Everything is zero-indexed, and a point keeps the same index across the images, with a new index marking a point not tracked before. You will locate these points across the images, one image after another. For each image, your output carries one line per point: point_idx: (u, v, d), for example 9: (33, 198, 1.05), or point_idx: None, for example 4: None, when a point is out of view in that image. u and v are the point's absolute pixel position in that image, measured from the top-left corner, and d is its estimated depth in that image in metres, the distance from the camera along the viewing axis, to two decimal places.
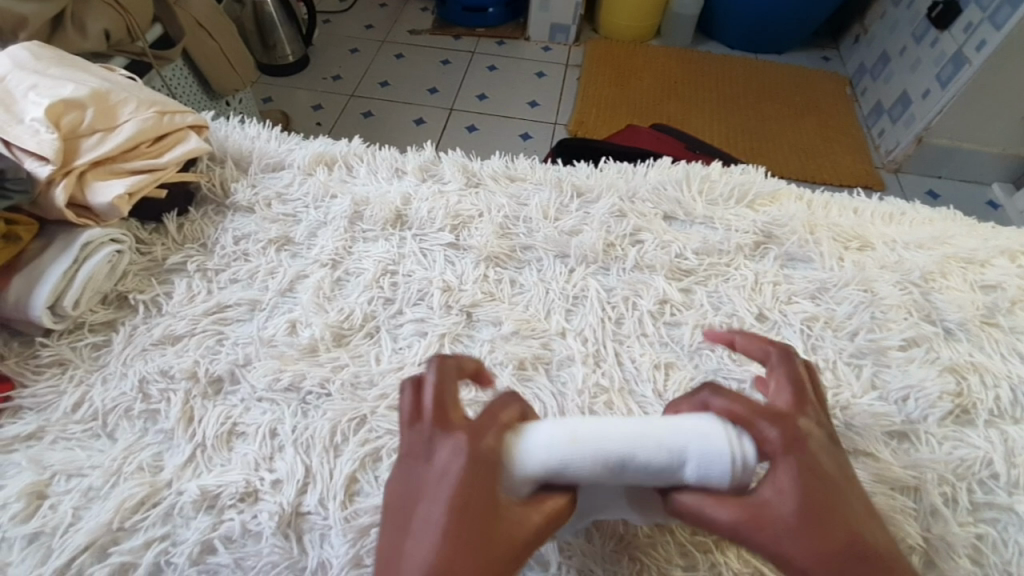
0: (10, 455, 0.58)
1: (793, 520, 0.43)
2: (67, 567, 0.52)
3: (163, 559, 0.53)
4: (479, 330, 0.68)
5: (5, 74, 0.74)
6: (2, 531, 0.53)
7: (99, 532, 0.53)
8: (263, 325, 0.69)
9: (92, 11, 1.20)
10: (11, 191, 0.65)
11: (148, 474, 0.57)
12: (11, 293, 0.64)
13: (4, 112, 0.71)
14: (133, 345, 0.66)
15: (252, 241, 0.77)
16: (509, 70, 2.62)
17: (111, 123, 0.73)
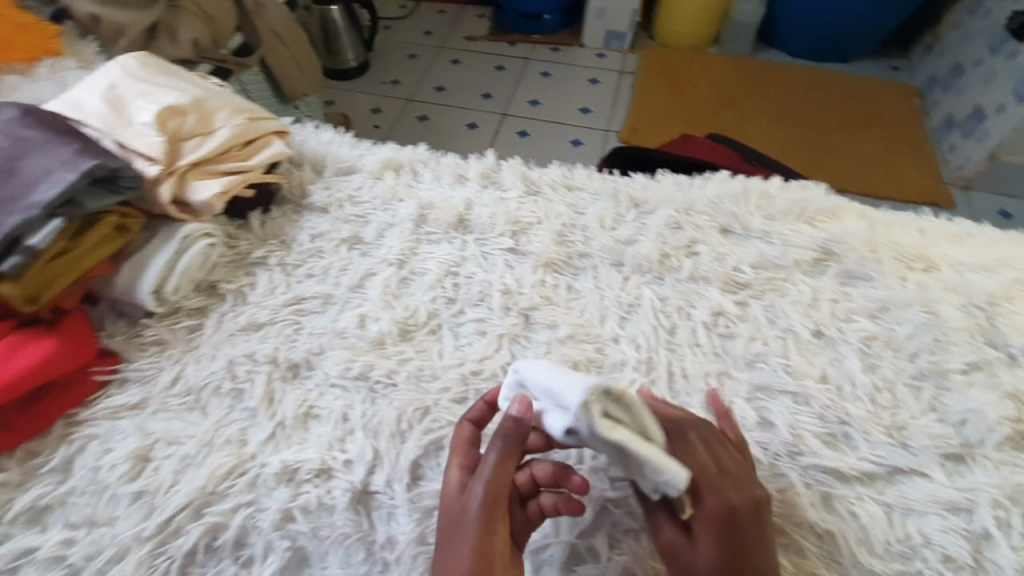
0: (119, 421, 0.65)
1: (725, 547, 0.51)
2: (165, 524, 0.58)
3: (249, 523, 0.58)
4: (535, 332, 0.72)
5: (118, 79, 0.83)
6: (113, 487, 0.60)
7: (195, 495, 0.59)
8: (336, 317, 0.76)
9: (183, 21, 1.30)
10: (124, 188, 0.73)
11: (236, 447, 0.63)
12: (121, 278, 0.72)
13: (118, 114, 0.79)
14: (223, 330, 0.74)
15: (327, 240, 0.83)
16: (562, 77, 2.66)
17: (209, 128, 0.81)
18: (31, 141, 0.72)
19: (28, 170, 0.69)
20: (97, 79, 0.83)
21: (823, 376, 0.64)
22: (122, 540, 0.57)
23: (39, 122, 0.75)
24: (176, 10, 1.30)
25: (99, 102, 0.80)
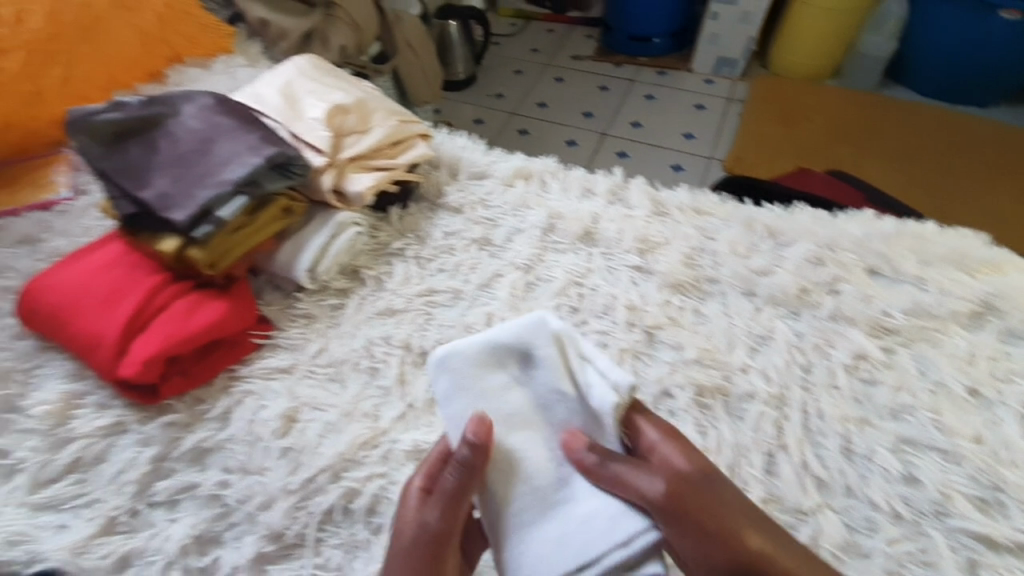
0: (271, 382, 0.72)
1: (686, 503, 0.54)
2: (309, 481, 0.63)
3: (382, 493, 0.62)
4: (659, 350, 0.73)
5: (293, 77, 0.92)
6: (265, 440, 0.66)
7: (335, 459, 0.64)
8: (464, 312, 0.80)
9: (335, 29, 1.40)
10: (293, 174, 0.80)
11: (370, 420, 0.68)
12: (281, 254, 0.80)
13: (290, 107, 0.87)
14: (362, 312, 0.80)
15: (459, 238, 0.88)
16: (667, 101, 2.64)
17: (366, 127, 0.88)
18: (222, 127, 0.81)
19: (218, 153, 0.77)
20: (276, 75, 0.93)
21: (979, 437, 0.61)
22: (270, 489, 0.63)
23: (229, 109, 0.84)
24: (331, 19, 1.40)
25: (277, 96, 0.89)
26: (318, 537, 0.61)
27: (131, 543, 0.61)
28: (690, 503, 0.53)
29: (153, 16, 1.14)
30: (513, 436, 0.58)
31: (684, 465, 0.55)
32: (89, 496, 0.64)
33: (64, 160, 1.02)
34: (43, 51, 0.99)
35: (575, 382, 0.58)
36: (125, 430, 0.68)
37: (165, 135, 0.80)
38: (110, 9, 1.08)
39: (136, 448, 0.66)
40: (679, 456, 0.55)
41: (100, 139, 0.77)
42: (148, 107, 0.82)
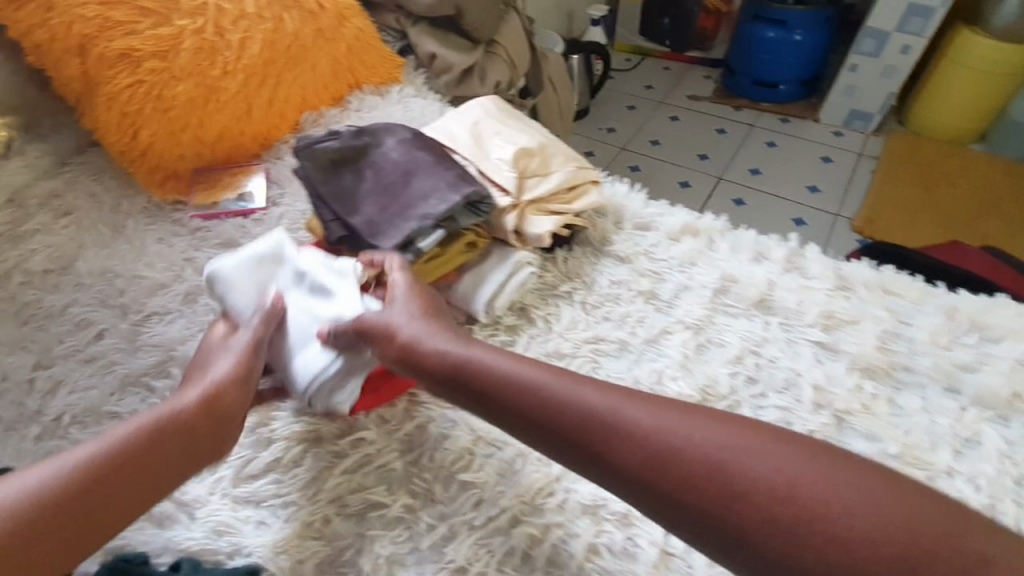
0: (449, 412, 0.76)
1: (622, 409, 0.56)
2: (493, 520, 0.66)
3: (561, 544, 0.64)
4: (849, 438, 0.69)
5: (480, 117, 0.97)
6: (454, 471, 0.70)
7: (516, 503, 0.67)
8: (632, 366, 0.79)
9: (492, 66, 1.47)
10: (482, 212, 0.84)
11: (543, 465, 0.70)
12: (461, 286, 0.84)
13: (478, 147, 0.92)
14: (530, 352, 0.82)
15: (625, 288, 0.88)
16: (789, 150, 2.54)
17: (547, 171, 0.91)
18: (421, 161, 0.86)
19: (418, 186, 0.83)
20: (465, 113, 0.98)
21: None
22: (453, 520, 0.66)
23: (426, 144, 0.89)
24: (489, 57, 1.48)
25: (466, 135, 0.94)
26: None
27: (323, 551, 0.64)
28: (674, 456, 0.52)
29: (344, 46, 1.23)
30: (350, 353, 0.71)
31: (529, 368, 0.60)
32: (286, 498, 0.69)
33: (255, 173, 1.12)
34: (258, 73, 1.11)
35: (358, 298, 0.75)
36: (319, 438, 0.74)
37: (371, 165, 0.86)
38: (314, 39, 1.18)
39: (329, 459, 0.72)
40: (619, 399, 0.56)
41: (319, 164, 0.84)
42: (358, 137, 0.89)
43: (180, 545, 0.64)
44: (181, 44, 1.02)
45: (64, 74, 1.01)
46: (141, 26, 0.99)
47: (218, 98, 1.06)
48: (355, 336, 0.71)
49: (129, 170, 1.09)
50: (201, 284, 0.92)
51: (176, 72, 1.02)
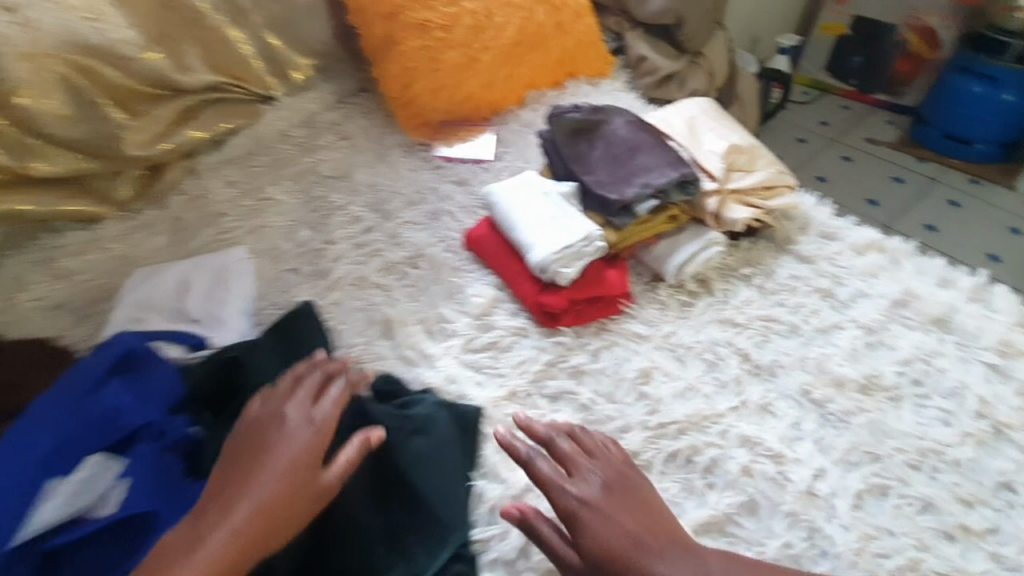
0: (634, 342, 0.91)
1: (673, 542, 0.63)
2: (663, 426, 0.81)
3: (717, 460, 0.78)
4: (1004, 447, 0.79)
5: (698, 113, 1.13)
6: (633, 385, 0.85)
7: (684, 419, 0.81)
8: (801, 346, 0.90)
9: (693, 75, 1.60)
10: (689, 192, 0.98)
11: (709, 401, 0.84)
12: (657, 249, 0.99)
13: (695, 137, 1.08)
14: (707, 314, 0.95)
15: (803, 283, 0.98)
16: (973, 211, 2.34)
17: (751, 169, 1.05)
18: (645, 140, 1.02)
19: (642, 160, 0.99)
20: (683, 108, 1.14)
21: None
22: (628, 419, 0.81)
23: (651, 127, 1.06)
24: (693, 67, 1.61)
25: (684, 124, 1.09)
26: (662, 469, 0.77)
27: (527, 415, 0.83)
28: None
29: (574, 39, 1.43)
30: (549, 238, 0.93)
31: (597, 497, 0.67)
32: (501, 371, 0.89)
33: (486, 132, 1.36)
34: (508, 53, 1.33)
35: (565, 203, 0.98)
36: (527, 335, 0.93)
37: (603, 137, 1.04)
38: (553, 30, 1.38)
39: (535, 352, 0.90)
40: None
41: (564, 130, 1.04)
42: (595, 113, 1.07)
43: (423, 381, 0.87)
44: (460, 22, 1.27)
45: (370, 31, 1.28)
46: (436, 4, 1.25)
47: (475, 68, 1.30)
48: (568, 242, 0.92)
49: (394, 113, 1.37)
50: (443, 207, 1.16)
51: (452, 43, 1.27)
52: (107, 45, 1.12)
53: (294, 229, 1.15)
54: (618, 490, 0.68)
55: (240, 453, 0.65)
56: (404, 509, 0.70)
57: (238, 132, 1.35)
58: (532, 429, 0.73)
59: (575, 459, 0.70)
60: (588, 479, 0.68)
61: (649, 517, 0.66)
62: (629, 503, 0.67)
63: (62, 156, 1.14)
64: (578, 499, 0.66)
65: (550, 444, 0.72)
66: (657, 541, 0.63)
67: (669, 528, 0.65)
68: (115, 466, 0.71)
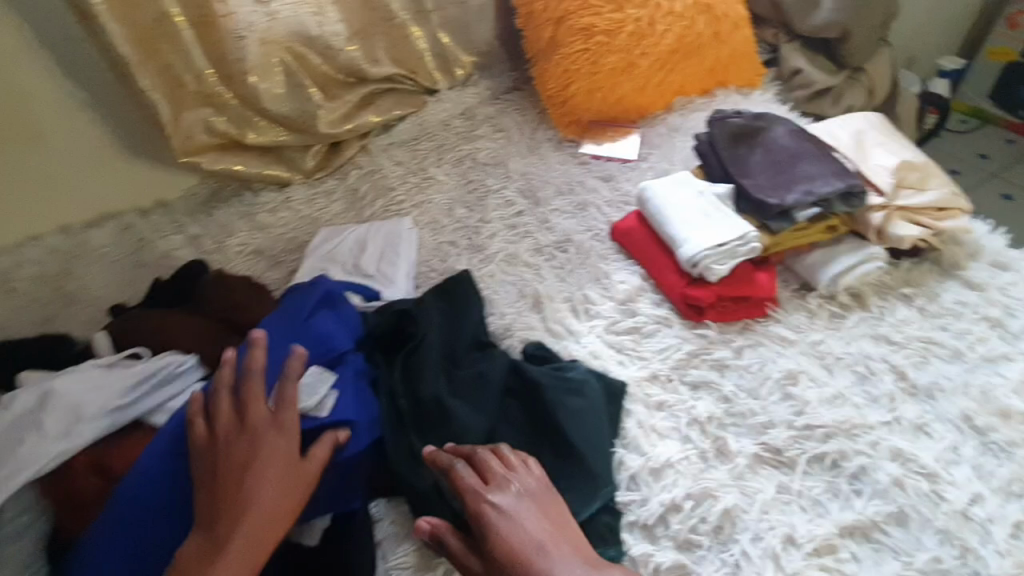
0: (780, 345, 0.92)
1: (581, 559, 0.65)
2: (808, 428, 0.82)
3: (866, 469, 0.78)
4: None
5: (865, 128, 1.11)
6: (778, 385, 0.87)
7: (832, 423, 0.82)
8: (963, 372, 0.88)
9: (850, 90, 1.56)
10: (852, 204, 0.97)
11: (858, 411, 0.84)
12: (811, 258, 0.99)
13: (860, 151, 1.07)
14: (859, 328, 0.94)
15: (969, 310, 0.95)
16: None
17: (922, 187, 1.01)
18: (808, 150, 1.03)
19: (805, 168, 1.00)
20: (848, 121, 1.12)
21: None
22: (773, 416, 0.83)
23: (815, 138, 1.06)
24: (851, 83, 1.57)
25: (849, 138, 1.08)
26: (806, 469, 0.79)
27: (668, 398, 0.87)
28: None
29: (730, 49, 1.44)
30: (706, 234, 0.96)
31: (517, 513, 0.67)
32: (642, 354, 0.93)
33: (632, 134, 1.41)
34: (664, 60, 1.38)
35: (720, 202, 1.01)
36: (670, 325, 0.96)
37: (763, 143, 1.05)
38: (710, 39, 1.41)
39: (678, 341, 0.94)
40: None
41: (726, 134, 1.07)
42: (757, 120, 1.09)
43: (570, 353, 0.94)
44: (623, 28, 1.33)
45: (538, 34, 1.37)
46: (603, 10, 1.33)
47: (631, 72, 1.36)
48: (724, 239, 0.95)
49: (547, 110, 1.46)
50: (590, 200, 1.23)
51: (613, 48, 1.34)
52: (321, 37, 1.28)
53: (453, 207, 1.27)
54: (540, 509, 0.69)
55: (223, 485, 0.69)
56: (555, 458, 0.77)
57: (406, 119, 1.50)
58: (469, 454, 0.74)
59: (499, 476, 0.71)
60: (506, 489, 0.69)
61: (562, 531, 0.67)
62: (546, 521, 0.68)
63: (270, 129, 1.33)
64: (495, 516, 0.67)
65: (481, 465, 0.72)
66: (566, 554, 0.65)
67: (578, 546, 0.66)
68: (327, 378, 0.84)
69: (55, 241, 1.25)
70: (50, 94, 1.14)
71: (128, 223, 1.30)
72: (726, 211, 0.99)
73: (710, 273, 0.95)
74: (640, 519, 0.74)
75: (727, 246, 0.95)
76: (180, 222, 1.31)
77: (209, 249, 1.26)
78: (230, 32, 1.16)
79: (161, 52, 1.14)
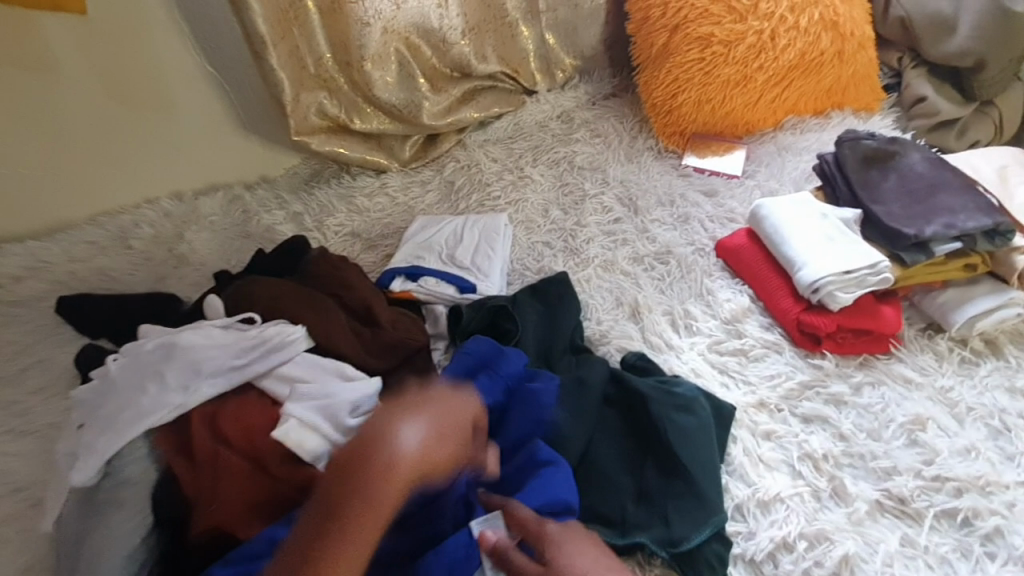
0: (903, 386, 0.85)
1: None
2: (936, 479, 0.75)
3: (1001, 531, 0.70)
4: None
5: (1011, 162, 1.02)
6: (900, 429, 0.80)
7: (964, 478, 0.74)
8: None
9: (978, 124, 1.42)
10: (995, 241, 0.90)
11: (993, 467, 0.75)
12: (942, 296, 0.92)
13: (1004, 188, 0.98)
14: (995, 378, 0.85)
15: None
16: None
17: None
18: (948, 180, 0.95)
19: (945, 199, 0.92)
20: (991, 154, 1.03)
21: None
22: (896, 462, 0.77)
23: (955, 168, 0.98)
24: (979, 116, 1.42)
25: (992, 172, 1.00)
26: (933, 525, 0.72)
27: (775, 427, 0.82)
28: None
29: (851, 70, 1.34)
30: (831, 259, 0.90)
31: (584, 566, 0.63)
32: (747, 378, 0.88)
33: (737, 149, 1.35)
34: (781, 76, 1.32)
35: (847, 226, 0.95)
36: (780, 351, 0.91)
37: (897, 169, 0.99)
38: (832, 58, 1.32)
39: (789, 369, 0.89)
40: None
41: (855, 156, 1.01)
42: (890, 144, 1.02)
43: (671, 369, 0.90)
44: (742, 40, 1.28)
45: (649, 42, 1.35)
46: (724, 20, 1.28)
47: (745, 85, 1.31)
48: (852, 267, 0.89)
49: (648, 118, 1.42)
50: (692, 213, 1.19)
51: (728, 59, 1.29)
52: (439, 30, 1.30)
53: (548, 208, 1.26)
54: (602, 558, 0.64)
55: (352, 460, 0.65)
56: (660, 474, 0.74)
57: (503, 117, 1.47)
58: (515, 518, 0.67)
59: (554, 531, 0.66)
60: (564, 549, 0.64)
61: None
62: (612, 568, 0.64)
63: (375, 116, 1.35)
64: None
65: (530, 527, 0.66)
66: None
67: None
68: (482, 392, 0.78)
69: (170, 205, 1.32)
70: (188, 66, 1.21)
71: (236, 195, 1.36)
72: (853, 236, 0.94)
73: (834, 302, 0.89)
74: (746, 552, 0.70)
75: (855, 275, 0.89)
76: (282, 198, 1.36)
77: (309, 227, 1.29)
78: (356, 19, 1.21)
79: (291, 34, 1.19)
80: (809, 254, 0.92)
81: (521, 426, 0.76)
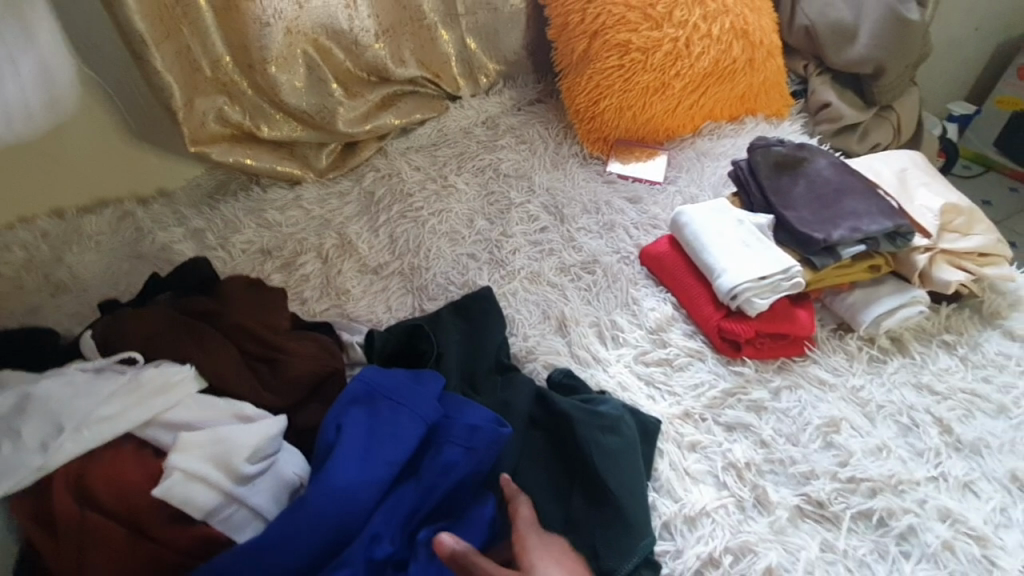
0: (821, 389, 0.87)
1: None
2: (853, 481, 0.77)
3: (915, 528, 0.73)
4: None
5: (908, 166, 1.08)
6: (818, 432, 0.82)
7: (879, 478, 0.77)
8: (1010, 428, 0.84)
9: (877, 128, 1.50)
10: (897, 243, 0.94)
11: (904, 465, 0.79)
12: (852, 297, 0.95)
13: (902, 191, 1.04)
14: (902, 375, 0.89)
15: (1012, 362, 0.91)
16: None
17: (967, 231, 0.98)
18: (853, 185, 0.99)
19: (850, 204, 0.96)
20: (890, 158, 1.09)
21: None
22: (815, 466, 0.79)
23: (858, 173, 1.02)
24: (879, 119, 1.51)
25: (892, 176, 1.06)
26: (851, 526, 0.74)
27: (702, 439, 0.81)
28: None
29: (763, 76, 1.38)
30: (748, 266, 0.92)
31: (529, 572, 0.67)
32: (673, 388, 0.88)
33: (659, 155, 1.36)
34: (698, 82, 1.33)
35: (760, 232, 0.97)
36: (703, 359, 0.91)
37: (806, 174, 1.02)
38: (744, 65, 1.35)
39: (712, 377, 0.89)
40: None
41: (767, 163, 1.03)
42: (798, 150, 1.05)
43: (599, 383, 0.88)
44: (659, 47, 1.29)
45: (570, 47, 1.33)
46: (641, 27, 1.29)
47: (664, 92, 1.32)
48: (769, 273, 0.90)
49: (572, 124, 1.41)
50: (618, 220, 1.18)
51: (647, 65, 1.30)
52: (350, 31, 1.22)
53: (473, 219, 1.21)
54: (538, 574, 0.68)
55: None
56: (587, 503, 0.72)
57: (425, 124, 1.41)
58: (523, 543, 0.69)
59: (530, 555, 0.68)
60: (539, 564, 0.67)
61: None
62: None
63: (285, 123, 1.26)
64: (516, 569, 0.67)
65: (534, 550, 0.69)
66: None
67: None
68: (398, 425, 0.71)
69: (47, 224, 1.17)
70: None
71: (127, 211, 1.23)
72: (768, 241, 0.95)
73: (751, 312, 0.90)
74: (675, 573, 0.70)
75: (771, 281, 0.90)
76: (181, 214, 1.23)
77: (212, 245, 1.18)
78: (255, 18, 1.11)
79: (181, 34, 1.09)
80: (727, 260, 0.93)
81: (442, 460, 0.69)
